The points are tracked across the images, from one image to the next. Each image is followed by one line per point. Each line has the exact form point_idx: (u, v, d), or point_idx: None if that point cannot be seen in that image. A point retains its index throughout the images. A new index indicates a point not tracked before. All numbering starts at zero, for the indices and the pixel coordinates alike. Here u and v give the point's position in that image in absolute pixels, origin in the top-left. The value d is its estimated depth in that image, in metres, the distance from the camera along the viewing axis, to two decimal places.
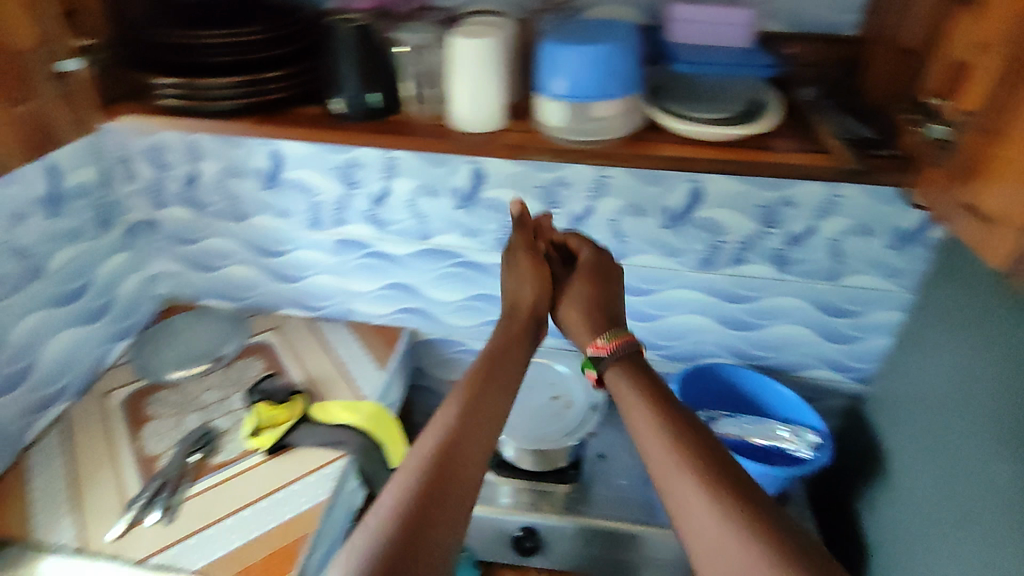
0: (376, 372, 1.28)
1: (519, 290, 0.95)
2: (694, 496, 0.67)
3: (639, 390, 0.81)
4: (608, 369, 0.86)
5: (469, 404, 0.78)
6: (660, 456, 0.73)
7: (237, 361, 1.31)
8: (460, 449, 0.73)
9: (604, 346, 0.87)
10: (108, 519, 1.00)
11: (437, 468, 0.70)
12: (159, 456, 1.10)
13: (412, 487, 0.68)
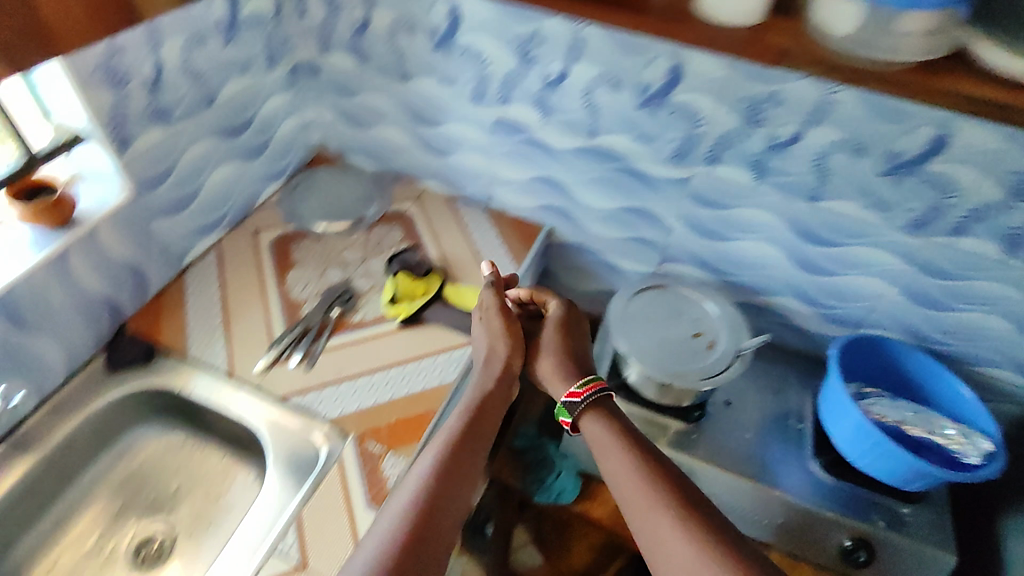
0: (511, 266, 1.24)
1: (490, 336, 1.01)
2: (663, 533, 0.76)
3: (611, 437, 0.88)
4: (582, 415, 0.91)
5: (453, 448, 0.83)
6: (637, 500, 0.80)
7: (377, 225, 1.31)
8: (443, 492, 0.78)
9: (580, 393, 0.92)
10: (255, 353, 1.06)
11: (422, 512, 0.74)
12: (302, 304, 1.14)
13: (397, 527, 0.72)
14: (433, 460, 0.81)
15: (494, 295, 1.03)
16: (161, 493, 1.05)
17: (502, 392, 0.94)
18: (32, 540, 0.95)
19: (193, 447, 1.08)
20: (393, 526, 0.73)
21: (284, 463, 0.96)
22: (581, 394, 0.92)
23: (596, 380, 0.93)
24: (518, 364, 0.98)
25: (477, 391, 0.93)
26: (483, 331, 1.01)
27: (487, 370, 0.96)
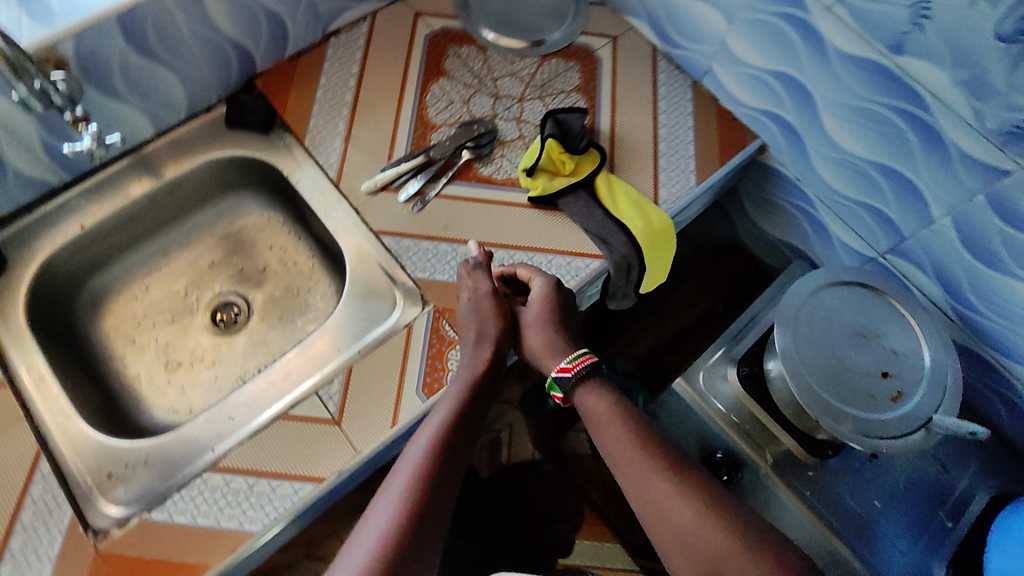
0: (692, 176, 0.95)
1: (473, 309, 0.81)
2: (664, 498, 0.64)
3: (605, 404, 0.74)
4: (575, 387, 0.75)
5: (445, 436, 0.70)
6: (635, 466, 0.67)
7: (555, 58, 1.04)
8: (436, 497, 0.65)
9: (571, 366, 0.76)
10: (368, 169, 0.94)
11: (415, 518, 0.62)
12: (434, 129, 0.96)
13: (382, 544, 0.60)
14: (424, 451, 0.68)
15: (486, 279, 0.83)
16: (250, 265, 1.03)
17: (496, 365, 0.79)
18: (132, 263, 0.99)
19: (289, 236, 1.03)
20: (380, 529, 0.61)
21: (356, 301, 0.88)
22: (572, 369, 0.75)
23: (585, 355, 0.77)
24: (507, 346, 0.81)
25: (472, 361, 0.78)
26: (468, 308, 0.82)
27: (470, 329, 0.81)
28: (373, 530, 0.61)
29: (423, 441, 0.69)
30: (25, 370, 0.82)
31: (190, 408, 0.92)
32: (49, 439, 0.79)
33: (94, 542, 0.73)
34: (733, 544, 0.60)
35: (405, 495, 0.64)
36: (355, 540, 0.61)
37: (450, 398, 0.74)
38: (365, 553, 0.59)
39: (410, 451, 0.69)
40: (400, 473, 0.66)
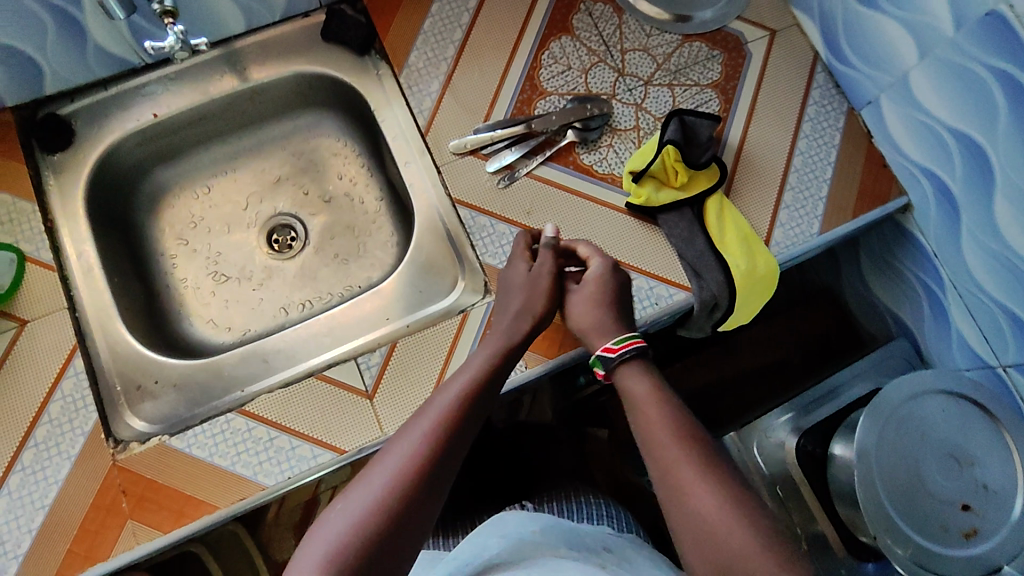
0: (815, 223, 0.83)
1: (513, 281, 0.76)
2: (688, 492, 0.55)
3: (648, 390, 0.65)
4: (618, 368, 0.68)
5: (457, 407, 0.62)
6: (665, 454, 0.59)
7: (698, 41, 0.89)
8: (457, 447, 0.60)
9: (616, 346, 0.68)
10: (461, 125, 0.84)
11: (433, 457, 0.58)
12: (541, 96, 0.86)
13: (394, 477, 0.56)
14: (433, 421, 0.61)
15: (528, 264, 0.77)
16: (316, 190, 0.96)
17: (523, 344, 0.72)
18: (199, 162, 0.93)
19: (362, 169, 0.96)
20: (372, 496, 0.54)
21: (414, 271, 0.82)
22: (616, 350, 0.68)
23: (632, 338, 0.69)
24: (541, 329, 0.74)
25: (498, 338, 0.71)
26: (517, 277, 0.76)
27: (513, 295, 0.75)
28: (366, 494, 0.54)
29: (433, 409, 0.62)
30: (75, 257, 0.79)
31: (228, 326, 0.89)
32: (88, 335, 0.77)
33: (113, 453, 0.72)
34: (759, 552, 0.50)
35: (404, 464, 0.57)
36: (344, 501, 0.55)
37: (471, 371, 0.67)
38: (353, 518, 0.53)
39: (418, 415, 0.62)
40: (404, 440, 0.59)
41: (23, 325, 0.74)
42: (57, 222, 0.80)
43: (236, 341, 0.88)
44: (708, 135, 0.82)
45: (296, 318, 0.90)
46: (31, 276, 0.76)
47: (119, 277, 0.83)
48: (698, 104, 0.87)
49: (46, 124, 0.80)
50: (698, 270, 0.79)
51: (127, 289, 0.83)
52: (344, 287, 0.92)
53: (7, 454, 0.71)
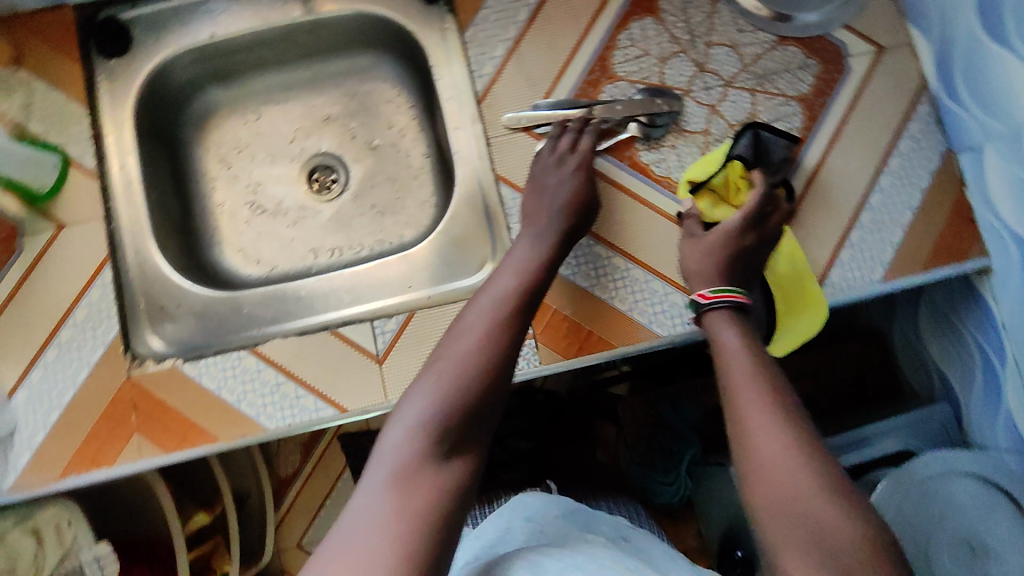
0: (878, 270, 0.77)
1: (552, 198, 0.74)
2: (759, 430, 0.53)
3: (731, 337, 0.63)
4: (712, 314, 0.67)
5: (504, 308, 0.65)
6: (741, 393, 0.56)
7: (794, 46, 0.82)
8: (511, 334, 0.64)
9: (709, 295, 0.67)
10: (520, 97, 0.80)
11: (495, 344, 0.62)
12: (612, 79, 0.81)
13: (464, 362, 0.59)
14: (487, 321, 0.64)
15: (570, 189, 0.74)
16: (364, 135, 0.93)
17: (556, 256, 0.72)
18: (253, 87, 0.92)
19: (413, 121, 0.92)
20: (438, 382, 0.58)
21: (445, 242, 0.80)
22: (708, 298, 0.67)
23: (732, 291, 0.67)
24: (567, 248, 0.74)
25: (527, 246, 0.72)
26: (556, 195, 0.74)
27: (546, 212, 0.74)
28: (434, 382, 0.58)
29: (481, 308, 0.65)
30: (117, 168, 0.80)
31: (257, 260, 0.89)
32: (119, 247, 0.79)
33: (128, 367, 0.75)
34: (813, 476, 0.49)
35: (465, 354, 0.60)
36: (412, 392, 0.58)
37: (511, 278, 0.69)
38: (425, 402, 0.56)
39: (464, 315, 0.65)
40: (459, 335, 0.62)
41: (60, 229, 0.76)
42: (105, 130, 0.80)
43: (263, 275, 0.88)
44: (779, 166, 0.77)
45: (324, 263, 0.89)
46: (74, 181, 0.77)
47: (158, 193, 0.83)
48: (778, 117, 0.80)
49: (107, 29, 0.80)
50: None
51: (165, 207, 0.84)
52: (375, 240, 0.90)
53: (30, 351, 0.74)
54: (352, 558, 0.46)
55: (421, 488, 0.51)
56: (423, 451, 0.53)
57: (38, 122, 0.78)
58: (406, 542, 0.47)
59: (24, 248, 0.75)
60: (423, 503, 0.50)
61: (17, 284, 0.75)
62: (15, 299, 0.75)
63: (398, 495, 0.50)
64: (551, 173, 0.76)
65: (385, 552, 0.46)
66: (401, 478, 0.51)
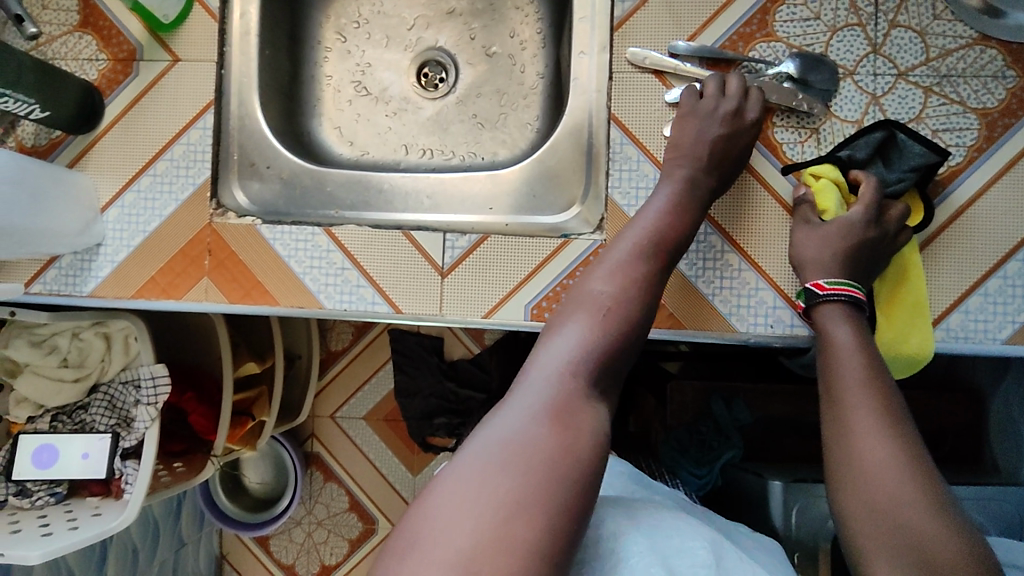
0: (1008, 328, 0.67)
1: (704, 139, 0.68)
2: (867, 437, 0.53)
3: (846, 335, 0.60)
4: (824, 307, 0.63)
5: (654, 256, 0.63)
6: (849, 396, 0.56)
7: (995, 49, 0.69)
8: (653, 282, 0.61)
9: (826, 287, 0.63)
10: (659, 35, 0.72)
11: (642, 295, 0.60)
12: (769, 37, 0.71)
13: (614, 308, 0.57)
14: (637, 270, 0.61)
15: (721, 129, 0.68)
16: (483, 38, 0.88)
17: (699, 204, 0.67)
18: None
19: (537, 36, 0.86)
20: (590, 327, 0.56)
21: (538, 172, 0.76)
22: (825, 290, 0.63)
23: (850, 286, 0.63)
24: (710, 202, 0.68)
25: (673, 184, 0.67)
26: (709, 133, 0.68)
27: (692, 157, 0.68)
28: (586, 325, 0.56)
29: (630, 251, 0.62)
30: (238, 14, 0.79)
31: (351, 141, 0.88)
32: (225, 94, 0.79)
33: (212, 214, 0.77)
34: (923, 507, 0.49)
35: (618, 300, 0.58)
36: (560, 332, 0.56)
37: (650, 220, 0.65)
38: (575, 344, 0.55)
39: (614, 255, 0.62)
40: (608, 279, 0.60)
41: (174, 63, 0.77)
42: None
43: (352, 159, 0.87)
44: (912, 164, 0.67)
45: (413, 162, 0.87)
46: (195, 17, 0.77)
47: (271, 50, 0.82)
48: (947, 128, 0.69)
49: None
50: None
51: (275, 66, 0.83)
52: (467, 151, 0.87)
53: (129, 174, 0.77)
54: (516, 480, 0.45)
55: (580, 422, 0.50)
56: (574, 388, 0.52)
57: None
58: (565, 474, 0.46)
59: (140, 72, 0.77)
60: (578, 439, 0.48)
61: (127, 107, 0.77)
62: (122, 120, 0.77)
63: (554, 427, 0.48)
64: (702, 113, 0.69)
65: (548, 478, 0.46)
66: (558, 411, 0.49)
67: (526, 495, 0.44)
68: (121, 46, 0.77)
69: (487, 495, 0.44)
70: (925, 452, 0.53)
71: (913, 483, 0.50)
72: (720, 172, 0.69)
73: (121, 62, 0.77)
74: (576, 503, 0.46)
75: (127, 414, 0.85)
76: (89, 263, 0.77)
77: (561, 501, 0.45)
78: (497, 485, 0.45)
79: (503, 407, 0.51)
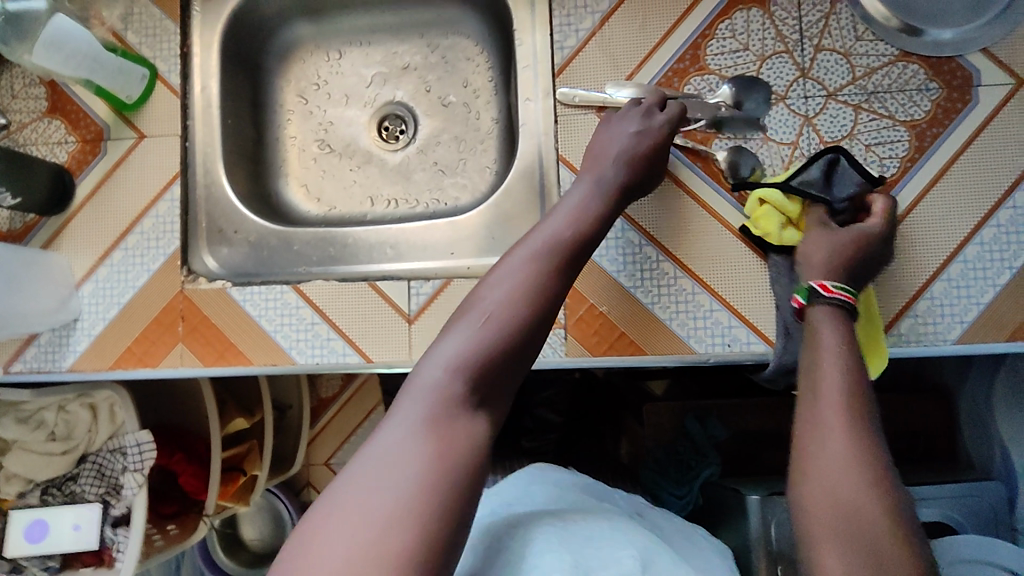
0: (956, 329, 0.70)
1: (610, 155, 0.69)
2: (835, 435, 0.50)
3: (832, 337, 0.56)
4: (825, 308, 0.58)
5: (558, 252, 0.59)
6: (820, 400, 0.52)
7: (917, 64, 0.73)
8: (558, 276, 0.58)
9: (834, 290, 0.59)
10: (600, 77, 0.76)
11: (540, 290, 0.56)
12: (702, 70, 0.75)
13: (507, 307, 0.54)
14: (539, 263, 0.57)
15: (629, 138, 0.69)
16: (439, 90, 0.92)
17: (610, 203, 0.66)
18: (338, 26, 0.91)
19: (489, 84, 0.90)
20: (473, 337, 0.52)
21: (497, 215, 0.78)
22: (832, 291, 0.59)
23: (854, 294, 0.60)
24: (621, 203, 0.68)
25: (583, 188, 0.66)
26: (618, 142, 0.69)
27: (601, 167, 0.68)
28: (469, 334, 0.52)
29: (534, 250, 0.58)
30: (199, 88, 0.83)
31: (318, 198, 0.91)
32: (190, 165, 0.82)
33: (183, 280, 0.79)
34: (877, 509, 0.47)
35: (508, 304, 0.54)
36: (451, 333, 0.53)
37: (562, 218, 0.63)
38: (457, 356, 0.51)
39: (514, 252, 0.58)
40: (502, 280, 0.55)
41: (140, 139, 0.80)
42: (192, 49, 0.83)
43: (320, 215, 0.90)
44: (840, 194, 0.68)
45: (379, 212, 0.90)
46: (158, 95, 0.81)
47: (233, 118, 0.85)
48: (879, 141, 0.72)
49: None
50: (790, 330, 0.68)
51: (239, 133, 0.86)
52: (431, 198, 0.90)
53: (101, 249, 0.80)
54: (388, 495, 0.44)
55: (455, 435, 0.48)
56: (456, 396, 0.49)
57: (134, 35, 0.81)
58: (439, 490, 0.44)
59: (108, 151, 0.80)
60: (455, 465, 0.46)
61: (97, 185, 0.80)
62: (93, 198, 0.80)
63: (429, 442, 0.47)
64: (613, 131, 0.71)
65: (422, 494, 0.44)
66: (433, 424, 0.48)
67: (398, 511, 0.43)
68: (88, 127, 0.81)
69: (359, 512, 0.43)
70: (893, 472, 0.49)
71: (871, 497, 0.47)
72: (631, 170, 0.68)
73: (89, 143, 0.80)
74: (454, 521, 0.44)
75: (116, 481, 0.85)
76: (66, 338, 0.79)
77: (435, 517, 0.43)
78: (369, 502, 0.43)
79: (388, 419, 0.49)
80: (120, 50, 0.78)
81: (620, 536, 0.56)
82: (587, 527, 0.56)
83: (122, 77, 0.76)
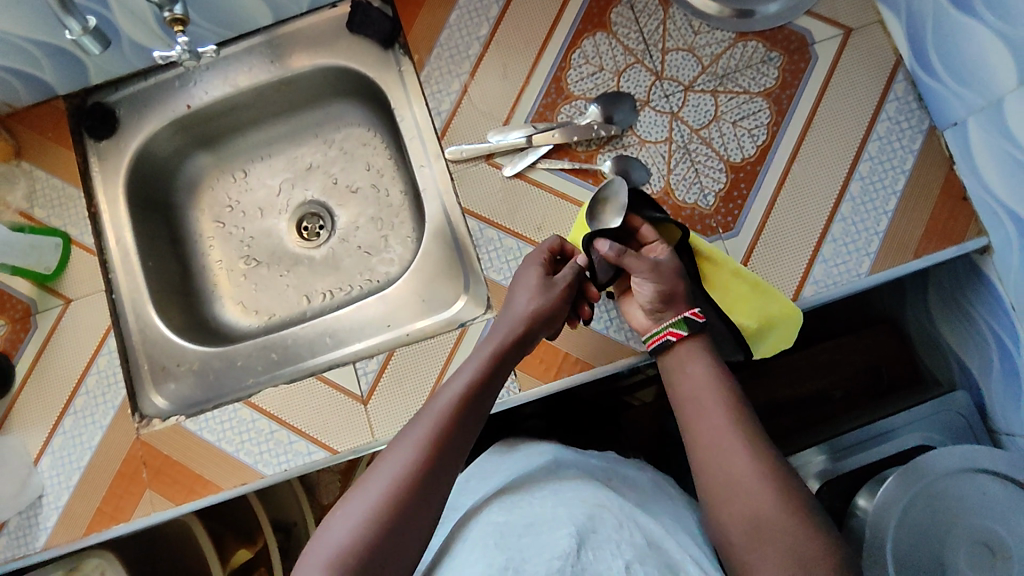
0: (866, 262, 0.74)
1: (517, 298, 0.70)
2: (734, 463, 0.56)
3: (709, 378, 0.62)
4: (699, 338, 0.66)
5: (467, 407, 0.60)
6: (704, 430, 0.59)
7: (755, 40, 0.79)
8: (457, 444, 0.58)
9: (702, 316, 0.66)
10: (480, 129, 0.81)
11: (434, 460, 0.56)
12: (569, 99, 0.80)
13: (399, 483, 0.54)
14: (432, 429, 0.57)
15: (538, 269, 0.71)
16: (345, 179, 0.96)
17: (526, 341, 0.67)
18: (236, 148, 0.96)
19: (389, 161, 0.94)
20: (372, 505, 0.52)
21: (423, 278, 0.82)
22: (704, 317, 0.66)
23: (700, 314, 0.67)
24: (545, 332, 0.68)
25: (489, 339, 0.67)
26: (525, 283, 0.70)
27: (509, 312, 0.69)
28: (368, 500, 0.53)
29: (443, 405, 0.59)
30: (114, 241, 0.85)
31: (255, 310, 0.93)
32: (123, 314, 0.84)
33: (137, 427, 0.80)
34: (783, 528, 0.52)
35: (406, 468, 0.55)
36: (343, 508, 0.54)
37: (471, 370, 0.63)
38: (354, 526, 0.51)
39: (428, 409, 0.60)
40: (407, 441, 0.57)
41: (67, 304, 0.82)
42: (100, 208, 0.86)
43: (262, 326, 0.92)
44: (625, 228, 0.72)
45: (317, 307, 0.92)
46: (76, 259, 0.83)
47: (154, 260, 0.88)
48: (743, 116, 0.78)
49: (95, 113, 0.86)
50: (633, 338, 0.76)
51: (163, 273, 0.89)
52: (363, 279, 0.92)
53: (51, 420, 0.80)
54: None
55: None
56: None
57: (41, 208, 0.84)
58: None
59: (38, 324, 0.82)
60: None
61: (35, 358, 0.81)
62: (32, 374, 0.81)
63: None
64: (529, 269, 0.72)
65: None
66: None
67: None
68: (16, 307, 0.82)
69: None
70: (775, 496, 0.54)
71: (790, 537, 0.52)
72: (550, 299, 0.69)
73: (19, 321, 0.82)
74: None
75: None
76: (35, 518, 0.78)
77: None
78: None
79: None
80: (28, 227, 0.81)
81: (558, 512, 0.56)
82: (533, 512, 0.56)
83: (37, 253, 0.80)
